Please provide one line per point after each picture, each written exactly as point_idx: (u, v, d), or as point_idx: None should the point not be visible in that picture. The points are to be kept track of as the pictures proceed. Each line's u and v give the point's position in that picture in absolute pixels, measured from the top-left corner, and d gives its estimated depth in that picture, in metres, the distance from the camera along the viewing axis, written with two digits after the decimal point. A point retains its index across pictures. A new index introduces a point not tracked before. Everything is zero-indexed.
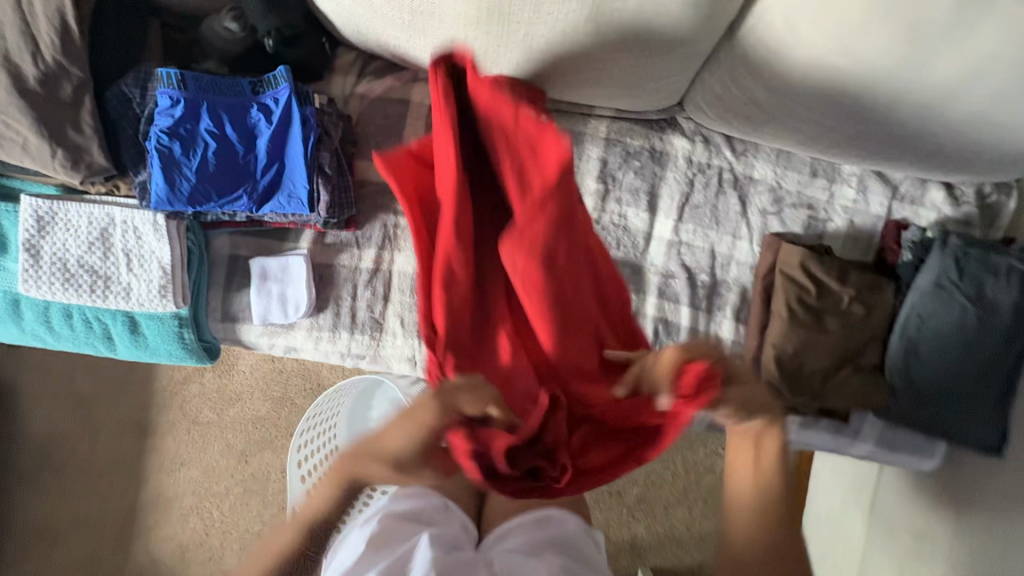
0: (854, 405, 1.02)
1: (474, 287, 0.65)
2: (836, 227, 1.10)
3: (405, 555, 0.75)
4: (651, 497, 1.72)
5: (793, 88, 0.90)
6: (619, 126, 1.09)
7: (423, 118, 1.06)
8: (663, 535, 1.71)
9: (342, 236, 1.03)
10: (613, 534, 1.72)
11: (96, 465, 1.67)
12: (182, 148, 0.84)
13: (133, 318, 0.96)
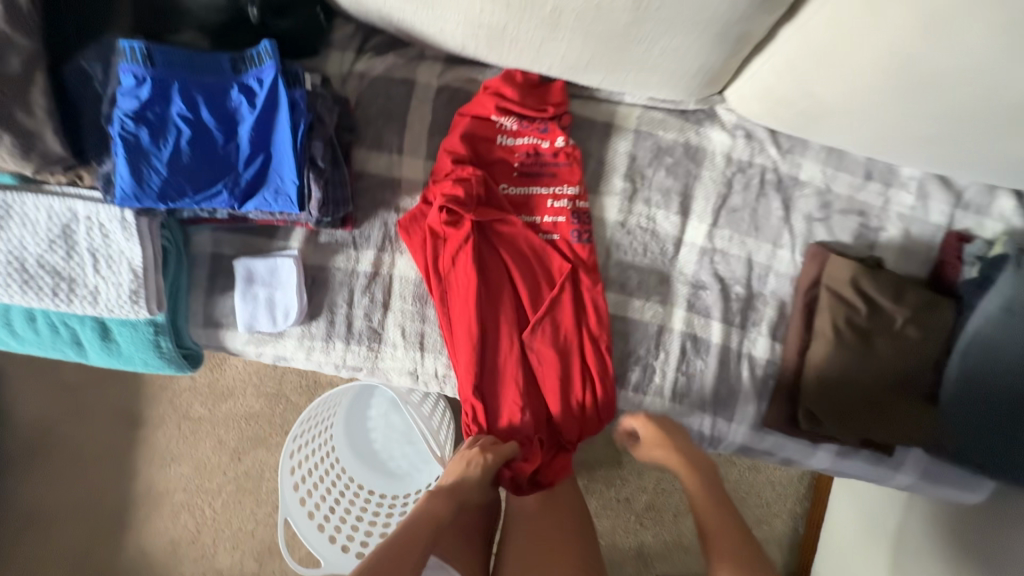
0: (901, 437, 0.92)
1: (489, 330, 0.90)
2: (889, 237, 0.98)
3: None
4: (659, 503, 1.63)
5: (867, 82, 0.79)
6: (651, 116, 0.97)
7: (430, 103, 0.94)
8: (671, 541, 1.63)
9: (337, 236, 0.92)
10: (619, 542, 1.62)
11: (78, 457, 1.52)
12: (151, 135, 0.72)
13: (104, 324, 0.86)
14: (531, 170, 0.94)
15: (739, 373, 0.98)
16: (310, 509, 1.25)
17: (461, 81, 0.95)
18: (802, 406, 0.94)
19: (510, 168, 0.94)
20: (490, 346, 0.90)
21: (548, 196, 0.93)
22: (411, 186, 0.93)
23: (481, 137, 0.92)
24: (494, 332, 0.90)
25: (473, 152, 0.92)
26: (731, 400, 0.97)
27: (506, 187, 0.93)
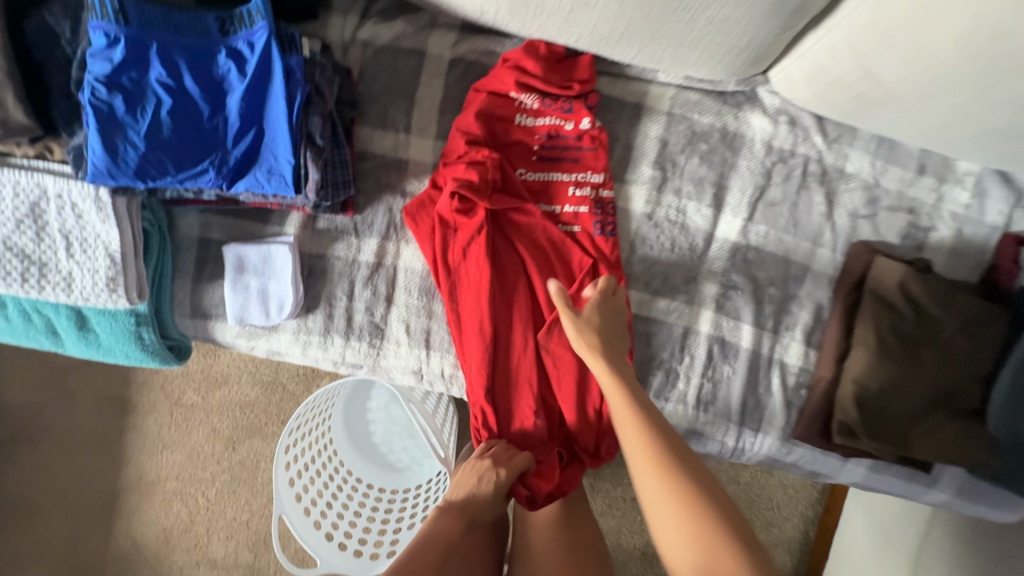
0: (946, 457, 0.84)
1: (499, 327, 0.82)
2: (940, 238, 0.90)
3: None
4: None
5: (939, 61, 0.69)
6: (685, 98, 0.88)
7: (442, 76, 0.85)
8: None
9: (337, 221, 0.84)
10: (622, 542, 1.40)
11: (65, 444, 1.46)
12: (126, 103, 0.64)
13: (80, 312, 0.78)
14: (551, 153, 0.85)
15: (770, 382, 0.90)
16: (306, 505, 1.16)
17: (477, 53, 0.86)
18: (836, 419, 0.86)
19: (528, 150, 0.85)
20: (501, 347, 0.82)
21: (570, 184, 0.85)
22: (419, 169, 0.85)
23: (497, 115, 0.83)
24: (506, 331, 0.82)
25: (488, 133, 0.83)
26: (760, 411, 0.90)
27: (524, 173, 0.85)
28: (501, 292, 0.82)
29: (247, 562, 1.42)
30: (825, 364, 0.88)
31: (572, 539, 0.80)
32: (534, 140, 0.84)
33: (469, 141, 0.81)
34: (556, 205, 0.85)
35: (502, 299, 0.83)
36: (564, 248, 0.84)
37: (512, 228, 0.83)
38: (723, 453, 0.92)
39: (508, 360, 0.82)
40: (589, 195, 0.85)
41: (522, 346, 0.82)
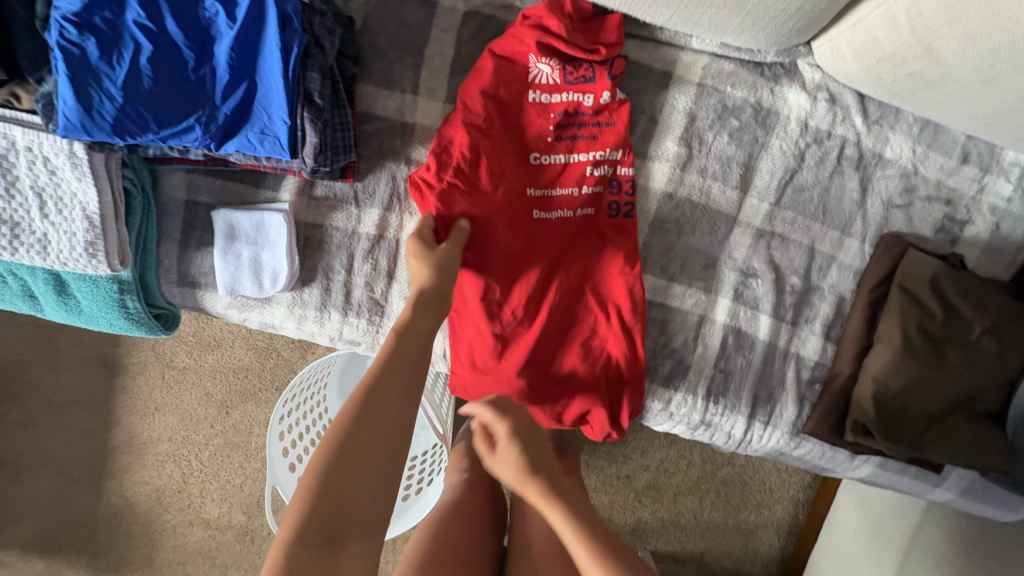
0: (962, 461, 0.81)
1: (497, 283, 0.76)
2: (976, 232, 0.85)
3: None
4: (661, 484, 1.33)
5: (1014, 39, 0.61)
6: (720, 68, 0.81)
7: (454, 32, 0.78)
8: (668, 520, 1.34)
9: (336, 188, 0.78)
10: (614, 518, 1.34)
11: (53, 403, 1.43)
12: (100, 47, 0.57)
13: (59, 277, 0.73)
14: (565, 131, 0.78)
15: (784, 375, 0.86)
16: (300, 475, 1.14)
17: (494, 7, 0.78)
18: (850, 416, 0.82)
19: (541, 127, 0.78)
20: (496, 303, 0.77)
21: (586, 163, 0.78)
22: (426, 135, 0.78)
23: (506, 89, 0.76)
24: (504, 288, 0.77)
25: (495, 111, 0.76)
26: (772, 405, 0.87)
27: (538, 156, 0.78)
28: (505, 252, 0.76)
29: (241, 524, 1.42)
30: (844, 360, 0.84)
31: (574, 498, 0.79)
32: (546, 116, 0.77)
33: (474, 122, 0.75)
34: (572, 188, 0.79)
35: (506, 255, 0.77)
36: (579, 238, 0.79)
37: (525, 200, 0.77)
38: (729, 444, 0.89)
39: (504, 317, 0.77)
40: (606, 174, 0.79)
41: (521, 305, 0.77)
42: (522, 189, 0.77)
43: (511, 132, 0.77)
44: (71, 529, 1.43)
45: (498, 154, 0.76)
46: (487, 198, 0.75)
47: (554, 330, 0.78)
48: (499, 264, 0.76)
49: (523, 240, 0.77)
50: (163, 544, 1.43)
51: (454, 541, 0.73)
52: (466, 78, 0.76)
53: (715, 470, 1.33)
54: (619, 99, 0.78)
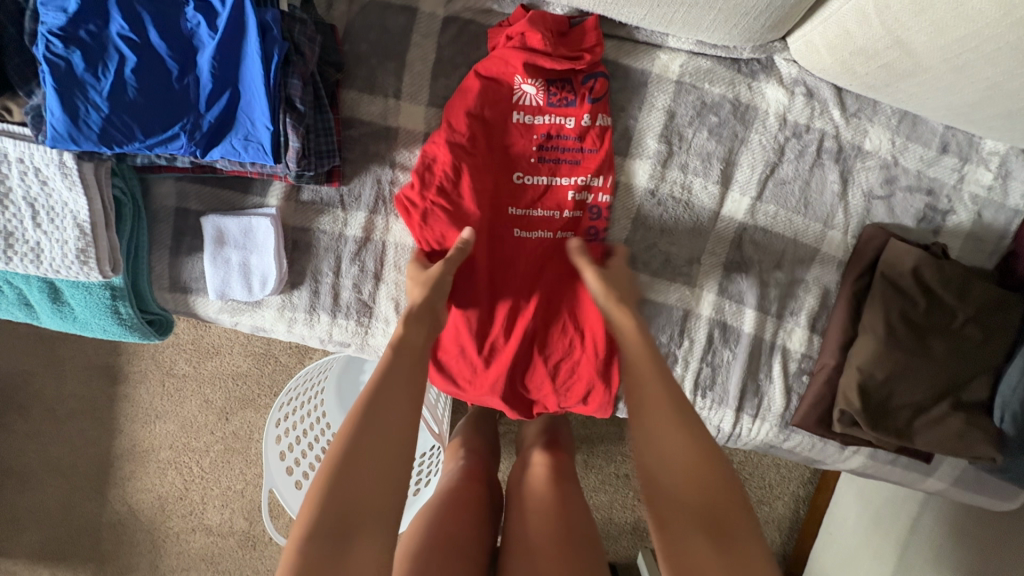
0: (945, 450, 0.82)
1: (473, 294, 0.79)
2: (958, 222, 0.85)
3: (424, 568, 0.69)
4: None
5: (981, 28, 0.62)
6: (697, 65, 0.82)
7: (435, 37, 0.79)
8: None
9: (322, 193, 0.79)
10: (616, 516, 1.38)
11: (57, 412, 1.45)
12: (86, 60, 0.59)
13: (53, 285, 0.75)
14: (545, 154, 0.80)
15: (771, 367, 0.87)
16: (297, 478, 1.15)
17: (473, 12, 0.79)
18: (836, 407, 0.83)
19: (524, 146, 0.80)
20: (471, 314, 0.79)
21: (568, 188, 0.80)
22: (409, 138, 0.79)
23: (491, 109, 0.78)
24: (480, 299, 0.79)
25: (479, 130, 0.77)
26: (759, 397, 0.87)
27: (522, 176, 0.80)
28: (483, 266, 0.79)
29: (243, 530, 1.43)
30: (829, 352, 0.85)
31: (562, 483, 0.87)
32: (530, 138, 0.79)
33: (458, 141, 0.76)
34: (551, 213, 0.80)
35: (484, 268, 0.79)
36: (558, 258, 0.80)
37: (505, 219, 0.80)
38: (718, 437, 0.90)
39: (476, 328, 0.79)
40: (587, 200, 0.81)
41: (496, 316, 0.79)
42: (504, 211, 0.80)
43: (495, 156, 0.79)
44: (77, 537, 1.45)
45: (480, 172, 0.77)
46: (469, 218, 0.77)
47: (529, 341, 0.80)
48: (476, 278, 0.78)
49: (499, 256, 0.79)
50: (166, 551, 1.45)
51: (445, 530, 0.77)
52: (453, 98, 0.78)
53: None
54: (600, 124, 0.80)
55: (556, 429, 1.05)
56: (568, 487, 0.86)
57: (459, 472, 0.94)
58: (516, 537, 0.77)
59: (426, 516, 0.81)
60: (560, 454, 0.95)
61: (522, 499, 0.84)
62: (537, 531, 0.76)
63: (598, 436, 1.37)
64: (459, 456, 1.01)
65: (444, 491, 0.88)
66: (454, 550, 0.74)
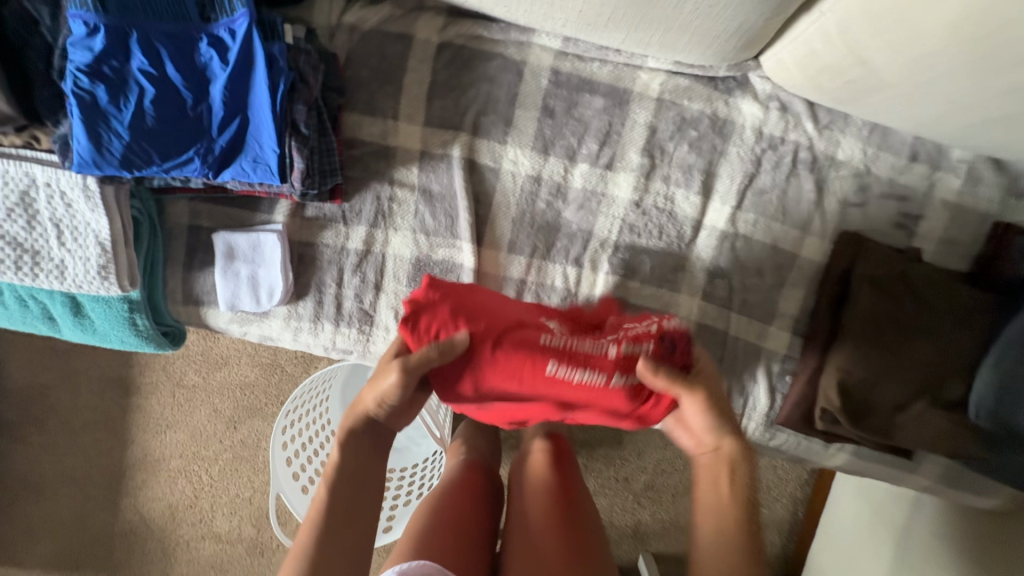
0: (921, 445, 0.86)
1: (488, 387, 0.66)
2: (931, 227, 0.90)
3: (433, 548, 0.80)
4: (660, 484, 1.40)
5: (933, 48, 0.67)
6: (676, 84, 0.87)
7: (429, 62, 0.84)
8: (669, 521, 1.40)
9: (325, 209, 0.84)
10: (615, 518, 1.41)
11: (72, 423, 1.50)
12: (109, 93, 0.64)
13: (75, 299, 0.80)
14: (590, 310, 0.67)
15: (756, 368, 0.91)
16: (304, 483, 1.19)
17: (465, 38, 0.84)
18: (818, 405, 0.86)
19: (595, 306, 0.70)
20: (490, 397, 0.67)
21: (637, 351, 0.64)
22: (407, 157, 0.84)
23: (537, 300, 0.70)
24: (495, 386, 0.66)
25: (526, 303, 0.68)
26: (744, 397, 0.91)
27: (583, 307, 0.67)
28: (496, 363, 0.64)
29: (251, 536, 1.47)
30: (811, 353, 0.89)
31: (561, 473, 0.97)
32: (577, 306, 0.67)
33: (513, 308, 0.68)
34: (615, 343, 0.64)
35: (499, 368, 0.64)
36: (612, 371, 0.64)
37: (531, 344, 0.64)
38: None
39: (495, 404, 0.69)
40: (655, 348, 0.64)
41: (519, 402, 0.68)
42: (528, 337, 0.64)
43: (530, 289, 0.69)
44: (91, 545, 1.49)
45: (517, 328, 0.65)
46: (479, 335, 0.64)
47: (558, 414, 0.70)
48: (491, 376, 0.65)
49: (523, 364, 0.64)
50: (177, 558, 1.49)
51: (453, 514, 0.89)
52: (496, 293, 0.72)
53: None
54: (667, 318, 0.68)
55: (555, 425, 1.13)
56: (568, 478, 0.96)
57: (461, 461, 1.03)
58: (517, 522, 0.89)
59: (437, 502, 0.91)
60: (556, 438, 1.05)
61: (525, 490, 0.94)
62: (536, 515, 0.87)
63: (596, 440, 1.41)
64: (460, 449, 1.09)
65: (450, 477, 0.99)
66: (468, 531, 0.87)
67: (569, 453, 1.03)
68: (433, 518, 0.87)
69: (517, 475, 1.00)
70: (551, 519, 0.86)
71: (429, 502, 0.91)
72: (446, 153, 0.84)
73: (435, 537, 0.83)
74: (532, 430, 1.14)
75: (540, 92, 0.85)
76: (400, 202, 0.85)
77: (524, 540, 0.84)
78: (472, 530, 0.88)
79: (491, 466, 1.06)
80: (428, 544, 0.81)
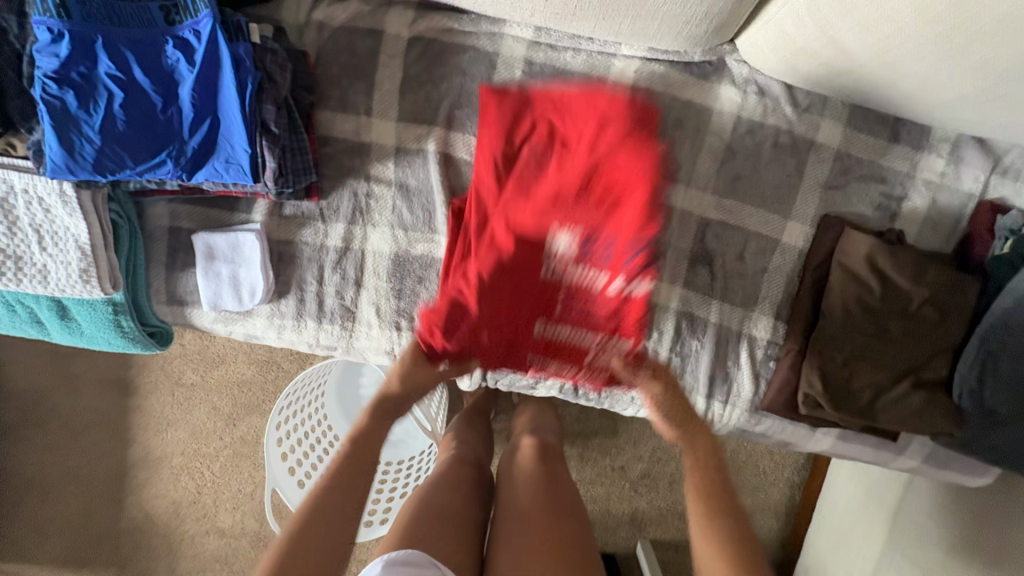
0: (909, 427, 0.85)
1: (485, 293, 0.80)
2: (913, 207, 0.89)
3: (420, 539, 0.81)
4: (656, 472, 1.41)
5: (901, 27, 0.66)
6: (651, 70, 0.86)
7: (400, 57, 0.83)
8: (666, 508, 1.42)
9: (303, 207, 0.85)
10: (612, 507, 1.42)
11: (74, 425, 1.53)
12: (78, 99, 0.65)
13: (61, 303, 0.81)
14: (596, 248, 0.76)
15: (739, 355, 0.91)
16: (300, 477, 1.21)
17: (435, 31, 0.84)
18: (801, 390, 0.86)
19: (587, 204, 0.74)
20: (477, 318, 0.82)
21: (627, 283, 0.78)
22: (382, 153, 0.84)
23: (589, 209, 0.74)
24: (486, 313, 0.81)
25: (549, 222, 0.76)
26: (728, 384, 0.91)
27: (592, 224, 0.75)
28: (496, 299, 0.81)
29: (254, 530, 1.51)
30: (794, 338, 0.88)
31: (550, 466, 0.98)
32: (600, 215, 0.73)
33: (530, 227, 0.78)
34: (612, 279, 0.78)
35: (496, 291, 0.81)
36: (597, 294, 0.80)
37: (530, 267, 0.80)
38: None
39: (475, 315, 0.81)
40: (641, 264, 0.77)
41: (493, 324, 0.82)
42: (549, 292, 0.80)
43: (549, 210, 0.75)
44: (99, 543, 1.53)
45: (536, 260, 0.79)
46: (497, 288, 0.80)
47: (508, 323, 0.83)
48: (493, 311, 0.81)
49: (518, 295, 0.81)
50: (183, 553, 1.52)
51: (443, 503, 0.90)
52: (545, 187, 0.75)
53: (710, 457, 1.34)
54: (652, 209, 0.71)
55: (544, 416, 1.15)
56: (554, 470, 0.97)
57: (453, 454, 1.05)
58: (504, 509, 0.89)
59: (427, 491, 0.92)
60: (543, 436, 1.07)
61: (514, 478, 0.95)
62: (524, 502, 0.88)
63: (591, 431, 1.41)
64: (451, 444, 1.10)
65: (441, 468, 1.00)
66: (458, 520, 0.88)
67: (556, 451, 1.04)
68: (420, 510, 0.87)
69: (507, 467, 1.00)
70: (538, 504, 0.87)
71: (419, 492, 0.93)
72: (421, 148, 0.84)
73: (421, 526, 0.83)
74: (523, 422, 1.16)
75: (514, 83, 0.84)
76: (377, 198, 0.85)
77: (511, 524, 0.85)
78: (460, 520, 0.89)
79: (478, 460, 1.07)
80: (417, 531, 0.82)
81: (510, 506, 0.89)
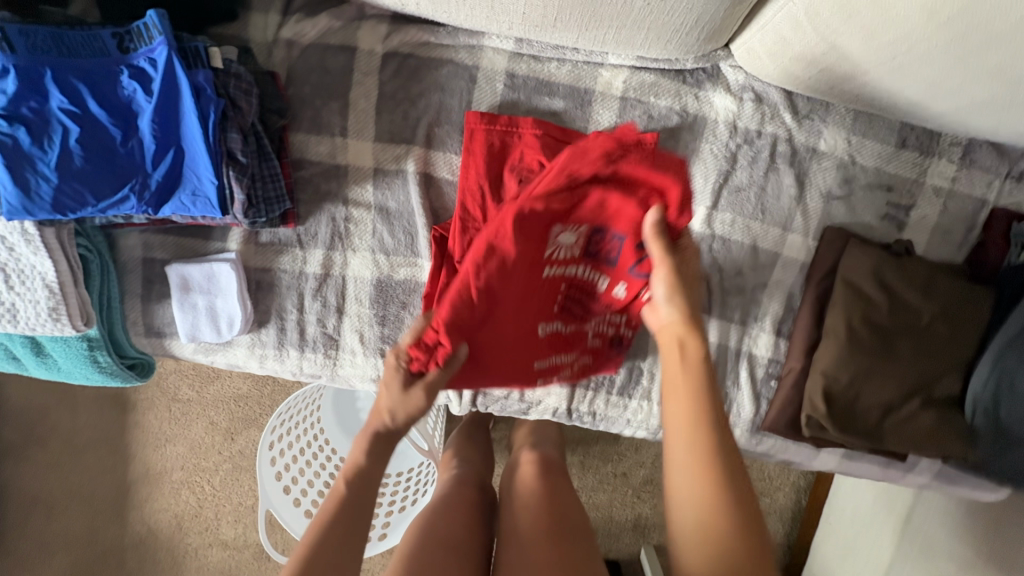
0: (921, 451, 0.81)
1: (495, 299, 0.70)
2: (923, 216, 0.84)
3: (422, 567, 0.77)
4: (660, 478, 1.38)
5: (907, 31, 0.62)
6: (640, 80, 0.81)
7: (375, 74, 0.79)
8: None
9: (280, 234, 0.81)
10: (614, 514, 1.39)
11: (74, 443, 1.52)
12: (31, 135, 0.61)
13: (34, 340, 0.79)
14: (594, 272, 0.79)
15: (739, 373, 0.87)
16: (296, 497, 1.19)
17: (411, 46, 0.79)
18: (803, 412, 0.82)
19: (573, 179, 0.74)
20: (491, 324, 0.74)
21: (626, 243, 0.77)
22: (360, 175, 0.81)
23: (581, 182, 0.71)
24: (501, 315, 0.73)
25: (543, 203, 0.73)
26: (728, 403, 0.88)
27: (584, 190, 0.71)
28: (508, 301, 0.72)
29: (256, 543, 1.50)
30: (796, 356, 0.84)
31: (554, 482, 0.95)
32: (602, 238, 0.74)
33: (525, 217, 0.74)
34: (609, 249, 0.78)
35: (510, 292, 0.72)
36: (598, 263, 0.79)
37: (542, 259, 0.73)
38: None
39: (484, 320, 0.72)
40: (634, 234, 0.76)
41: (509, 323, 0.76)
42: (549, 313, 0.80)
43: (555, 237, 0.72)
44: (103, 558, 1.53)
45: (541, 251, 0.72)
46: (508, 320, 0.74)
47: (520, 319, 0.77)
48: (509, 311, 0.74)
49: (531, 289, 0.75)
50: (187, 566, 1.52)
51: (444, 527, 0.87)
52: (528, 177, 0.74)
53: None
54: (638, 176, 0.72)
55: (542, 431, 1.12)
56: (556, 486, 0.94)
57: (452, 474, 1.03)
58: (508, 532, 0.86)
59: (427, 517, 0.89)
60: (542, 451, 1.04)
61: (516, 498, 0.92)
62: (528, 523, 0.85)
63: (591, 438, 1.38)
64: (451, 463, 1.07)
65: (440, 491, 0.97)
66: (461, 545, 0.84)
67: (558, 466, 1.01)
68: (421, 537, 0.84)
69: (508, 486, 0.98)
70: (540, 526, 0.84)
71: (418, 519, 0.90)
72: (400, 168, 0.81)
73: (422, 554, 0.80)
74: (521, 436, 1.13)
75: (495, 97, 0.80)
76: (356, 222, 0.82)
77: (516, 549, 0.82)
78: (463, 544, 0.85)
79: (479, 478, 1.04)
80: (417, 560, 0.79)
81: (512, 530, 0.86)
